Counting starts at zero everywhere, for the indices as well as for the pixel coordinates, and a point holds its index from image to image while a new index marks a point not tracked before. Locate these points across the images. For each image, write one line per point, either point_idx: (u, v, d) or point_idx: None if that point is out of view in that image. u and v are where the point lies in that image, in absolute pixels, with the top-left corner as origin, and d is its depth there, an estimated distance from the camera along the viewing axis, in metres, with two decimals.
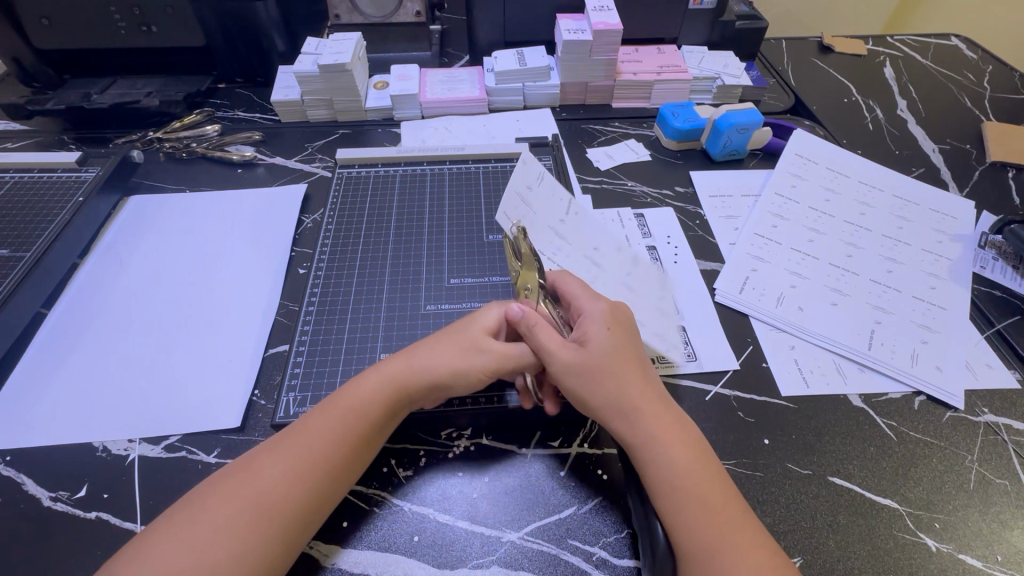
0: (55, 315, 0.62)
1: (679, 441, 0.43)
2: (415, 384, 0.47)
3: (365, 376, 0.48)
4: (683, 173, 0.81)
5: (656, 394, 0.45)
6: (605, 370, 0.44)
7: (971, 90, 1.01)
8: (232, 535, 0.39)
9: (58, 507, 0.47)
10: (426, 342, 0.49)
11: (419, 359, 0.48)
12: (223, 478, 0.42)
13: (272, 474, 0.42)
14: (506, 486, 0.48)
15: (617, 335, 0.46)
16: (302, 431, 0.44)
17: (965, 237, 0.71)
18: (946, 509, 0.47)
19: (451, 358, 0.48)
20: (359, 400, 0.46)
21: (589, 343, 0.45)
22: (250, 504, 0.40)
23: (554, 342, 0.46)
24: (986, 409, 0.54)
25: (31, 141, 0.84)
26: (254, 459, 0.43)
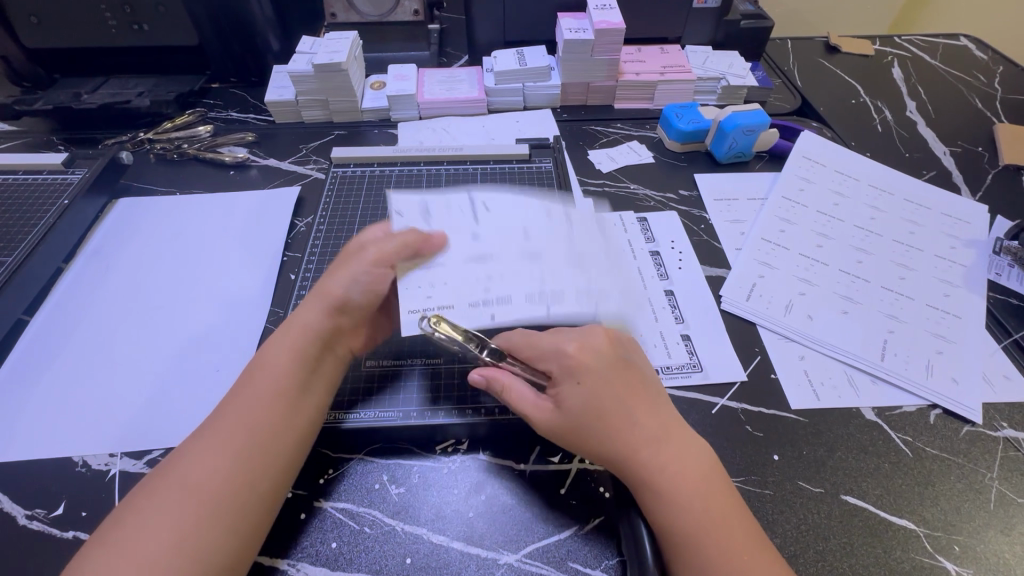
0: (36, 322, 0.60)
1: (674, 479, 0.41)
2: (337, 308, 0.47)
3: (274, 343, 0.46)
4: (686, 176, 0.78)
5: (648, 433, 0.42)
6: (586, 425, 0.42)
7: (981, 91, 0.99)
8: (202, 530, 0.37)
9: (33, 526, 0.45)
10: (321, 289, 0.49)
11: (336, 286, 0.47)
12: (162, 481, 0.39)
13: (223, 459, 0.40)
14: (503, 505, 0.46)
15: (591, 383, 0.43)
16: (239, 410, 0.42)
17: (980, 243, 0.68)
18: (966, 531, 0.45)
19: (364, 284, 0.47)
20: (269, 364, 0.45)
21: (564, 396, 0.43)
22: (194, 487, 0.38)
23: (532, 404, 0.45)
24: (1005, 424, 0.52)
25: (18, 142, 0.82)
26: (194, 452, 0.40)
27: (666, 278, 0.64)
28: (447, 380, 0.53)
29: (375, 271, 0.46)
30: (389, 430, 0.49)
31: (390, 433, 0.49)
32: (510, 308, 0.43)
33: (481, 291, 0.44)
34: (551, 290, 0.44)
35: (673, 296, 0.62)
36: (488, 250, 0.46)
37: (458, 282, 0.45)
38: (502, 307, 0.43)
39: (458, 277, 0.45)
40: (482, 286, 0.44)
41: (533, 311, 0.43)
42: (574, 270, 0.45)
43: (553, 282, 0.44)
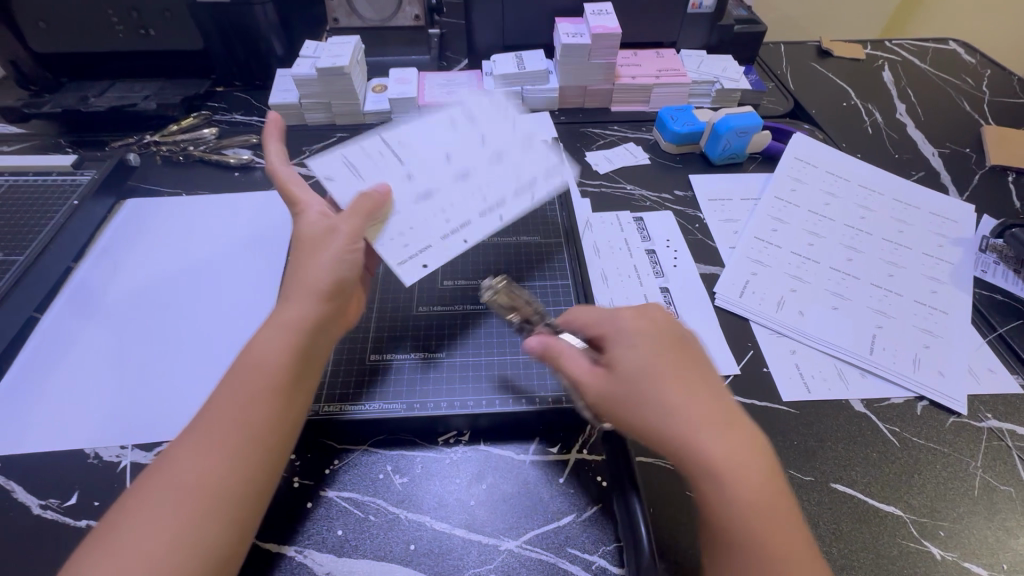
0: (47, 319, 0.61)
1: (732, 461, 0.37)
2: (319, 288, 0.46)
3: (264, 332, 0.44)
4: (682, 176, 0.80)
5: (708, 408, 0.39)
6: (641, 389, 0.40)
7: (969, 94, 1.01)
8: (202, 531, 0.36)
9: (47, 515, 0.46)
10: (299, 265, 0.47)
11: (314, 268, 0.47)
12: (147, 480, 0.37)
13: (223, 458, 0.38)
14: (504, 493, 0.48)
15: (648, 347, 0.42)
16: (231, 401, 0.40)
17: (966, 242, 0.70)
18: (951, 517, 0.46)
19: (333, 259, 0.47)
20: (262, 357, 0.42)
21: (618, 358, 0.42)
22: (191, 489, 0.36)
23: (582, 372, 0.43)
24: (990, 415, 0.53)
25: (27, 144, 0.83)
26: (182, 448, 0.38)
27: (662, 275, 0.65)
28: (447, 372, 0.54)
29: (353, 249, 0.49)
30: (391, 420, 0.50)
31: (392, 424, 0.50)
32: (474, 228, 0.54)
33: (448, 227, 0.53)
34: (489, 208, 0.55)
35: (668, 293, 0.64)
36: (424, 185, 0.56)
37: (425, 227, 0.53)
38: (470, 230, 0.54)
39: (422, 219, 0.53)
40: (448, 224, 0.53)
41: (490, 223, 0.54)
42: (498, 175, 0.58)
43: (489, 198, 0.56)
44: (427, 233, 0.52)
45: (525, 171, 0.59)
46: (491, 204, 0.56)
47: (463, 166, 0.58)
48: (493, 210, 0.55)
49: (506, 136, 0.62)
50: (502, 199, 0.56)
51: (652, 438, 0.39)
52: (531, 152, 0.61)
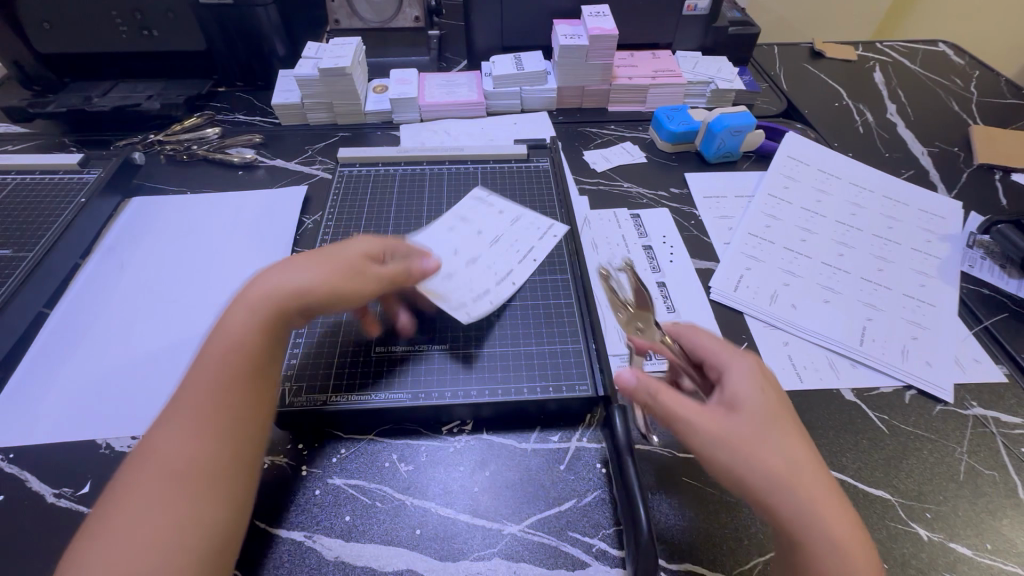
0: (56, 314, 0.62)
1: (847, 532, 0.36)
2: (296, 300, 0.46)
3: (235, 319, 0.44)
4: (677, 174, 0.82)
5: (823, 474, 0.38)
6: (763, 436, 0.38)
7: (958, 94, 1.03)
8: (193, 518, 0.36)
9: (61, 503, 0.48)
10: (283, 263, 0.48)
11: (304, 274, 0.46)
12: (132, 471, 0.37)
13: (205, 441, 0.39)
14: (506, 480, 0.49)
15: (770, 399, 0.41)
16: (212, 385, 0.41)
17: (954, 238, 0.72)
18: (937, 500, 0.48)
19: (333, 275, 0.47)
20: (236, 341, 0.43)
21: (741, 402, 0.40)
22: (176, 473, 0.37)
23: (701, 411, 0.40)
24: (975, 403, 0.55)
25: (32, 143, 0.84)
26: (165, 434, 0.38)
27: (658, 270, 0.67)
28: (451, 364, 0.55)
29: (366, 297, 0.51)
30: (397, 410, 0.51)
31: (398, 414, 0.52)
32: (497, 293, 0.60)
33: (481, 295, 0.59)
34: (503, 278, 0.61)
35: (665, 287, 0.65)
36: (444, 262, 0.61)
37: (463, 297, 0.58)
38: (494, 294, 0.59)
39: (458, 291, 0.58)
40: (480, 292, 0.59)
41: (507, 289, 0.60)
42: (497, 251, 0.63)
43: (500, 270, 0.62)
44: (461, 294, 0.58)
45: (524, 238, 0.65)
46: (507, 274, 0.61)
47: (460, 245, 0.63)
48: (507, 279, 0.61)
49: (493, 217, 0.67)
50: (511, 269, 0.62)
51: (768, 491, 0.37)
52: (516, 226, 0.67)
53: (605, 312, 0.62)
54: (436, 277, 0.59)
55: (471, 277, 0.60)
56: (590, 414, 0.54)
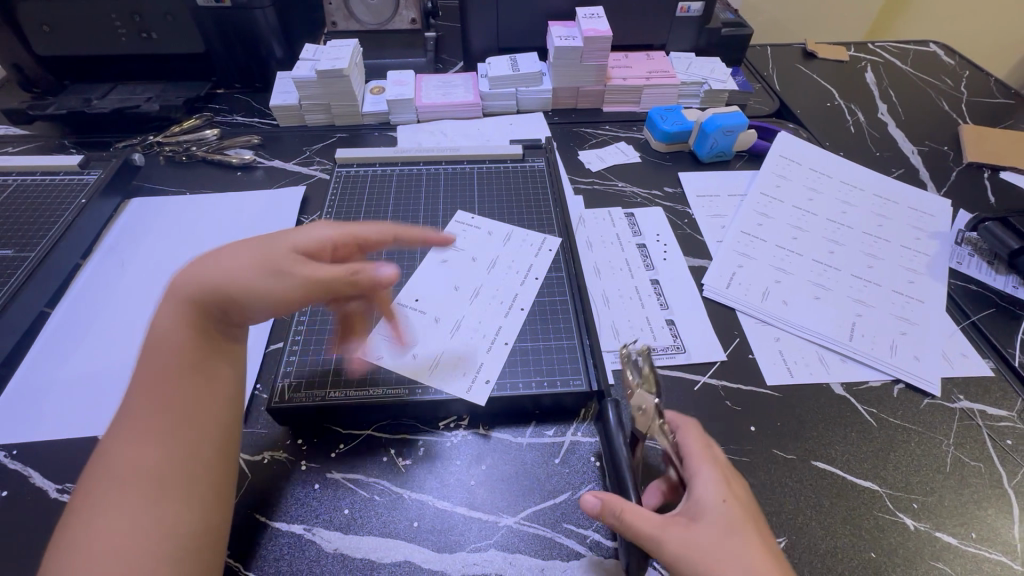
0: (57, 314, 0.63)
1: None
2: (214, 291, 0.43)
3: (169, 317, 0.43)
4: (671, 174, 0.83)
5: None
6: (720, 550, 0.38)
7: (948, 94, 1.04)
8: (166, 521, 0.37)
9: (65, 498, 0.48)
10: (219, 249, 0.45)
11: (222, 265, 0.44)
12: (91, 482, 0.37)
13: (164, 445, 0.39)
14: (502, 474, 0.50)
15: (735, 509, 0.40)
16: (160, 387, 0.41)
17: (943, 235, 0.73)
18: (924, 491, 0.49)
19: (260, 263, 0.44)
20: (180, 342, 0.43)
21: (704, 512, 0.40)
22: (142, 476, 0.37)
23: (657, 525, 0.40)
24: (962, 396, 0.56)
25: (32, 145, 0.85)
26: (112, 440, 0.39)
27: (652, 268, 0.68)
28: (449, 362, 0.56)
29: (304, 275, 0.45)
30: (395, 405, 0.52)
31: (396, 409, 0.52)
32: (508, 329, 0.59)
33: (490, 343, 0.57)
34: (512, 309, 0.61)
35: (658, 284, 0.66)
36: (450, 320, 0.60)
37: (473, 355, 0.56)
38: (505, 331, 0.59)
39: (468, 347, 0.57)
40: (488, 337, 0.58)
41: (518, 319, 0.60)
42: (500, 280, 0.64)
43: (508, 300, 0.62)
44: (474, 354, 0.56)
45: (518, 262, 0.66)
46: (510, 301, 0.62)
47: (459, 279, 0.64)
48: (516, 308, 0.61)
49: (489, 241, 0.69)
50: (517, 296, 0.62)
51: None
52: (510, 245, 0.68)
53: (600, 309, 0.63)
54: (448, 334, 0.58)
55: (481, 322, 0.60)
56: (585, 408, 0.55)
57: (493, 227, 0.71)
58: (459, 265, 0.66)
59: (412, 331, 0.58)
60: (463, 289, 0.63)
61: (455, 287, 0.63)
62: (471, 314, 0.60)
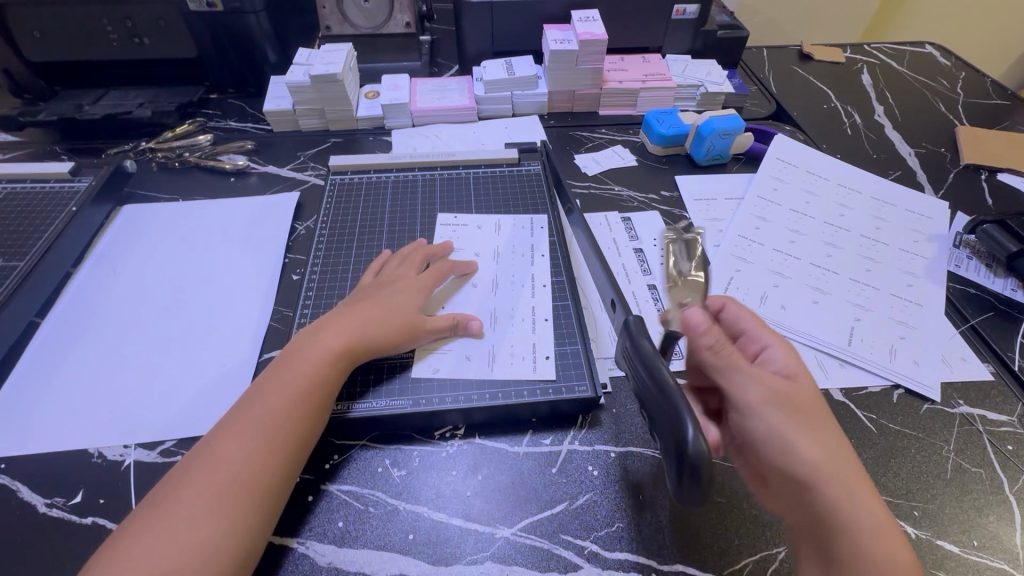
0: (48, 324, 0.62)
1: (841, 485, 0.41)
2: (350, 343, 0.52)
3: (310, 351, 0.50)
4: (668, 177, 0.83)
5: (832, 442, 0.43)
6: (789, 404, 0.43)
7: (945, 95, 1.04)
8: (237, 528, 0.41)
9: (53, 513, 0.47)
10: (357, 310, 0.54)
11: (338, 329, 0.52)
12: (194, 472, 0.43)
13: (254, 458, 0.44)
14: (499, 484, 0.49)
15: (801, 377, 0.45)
16: (268, 408, 0.46)
17: (941, 237, 0.73)
18: (925, 498, 0.49)
19: (391, 328, 0.54)
20: (304, 371, 0.49)
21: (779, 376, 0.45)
22: (231, 481, 0.42)
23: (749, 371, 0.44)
24: (962, 401, 0.56)
25: (23, 152, 0.84)
26: (222, 442, 0.45)
27: (649, 273, 0.68)
28: (446, 370, 0.55)
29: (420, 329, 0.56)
30: (391, 415, 0.51)
31: (391, 420, 0.52)
32: (542, 308, 0.61)
33: (532, 325, 0.59)
34: (540, 288, 0.63)
35: (656, 289, 0.66)
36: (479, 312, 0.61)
37: (523, 340, 0.58)
38: (540, 310, 0.61)
39: (515, 335, 0.58)
40: (527, 320, 0.60)
41: (551, 297, 0.62)
42: (514, 266, 0.66)
43: (529, 283, 0.64)
44: (518, 335, 0.58)
45: (518, 270, 0.65)
46: (531, 283, 0.64)
47: (475, 276, 0.65)
48: (542, 288, 0.63)
49: (485, 238, 0.70)
50: (537, 279, 0.64)
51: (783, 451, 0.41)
52: (504, 234, 0.70)
53: (597, 316, 0.62)
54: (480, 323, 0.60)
55: (512, 302, 0.62)
56: (582, 415, 0.54)
57: (488, 220, 0.72)
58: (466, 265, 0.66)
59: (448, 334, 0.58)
60: (482, 283, 0.64)
61: (473, 285, 0.64)
62: (500, 304, 0.62)
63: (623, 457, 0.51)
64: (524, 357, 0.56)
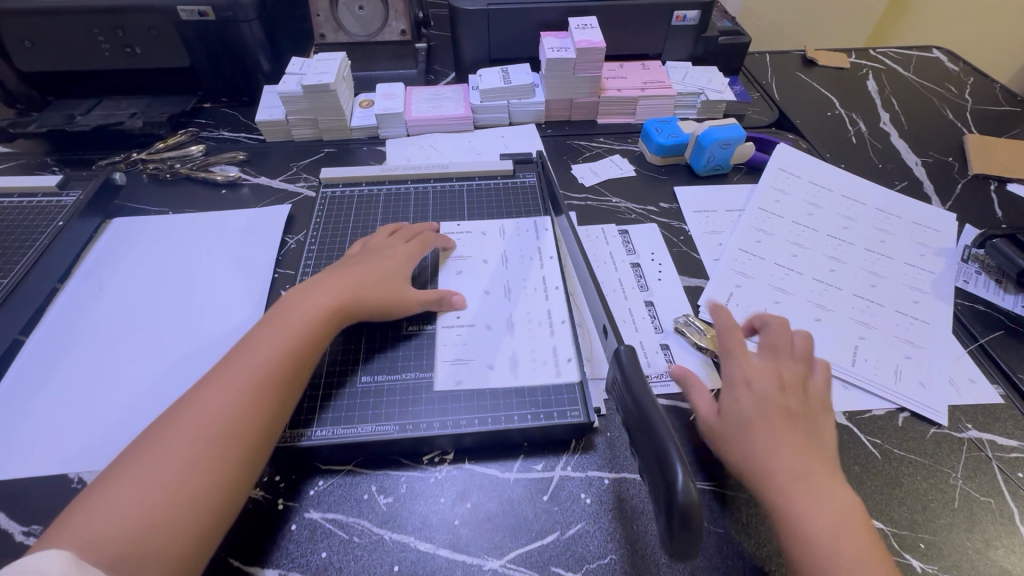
0: (33, 341, 0.61)
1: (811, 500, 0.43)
2: (343, 304, 0.54)
3: (299, 307, 0.53)
4: (667, 188, 0.81)
5: (799, 457, 0.45)
6: (743, 423, 0.47)
7: (952, 102, 1.02)
8: (223, 474, 0.42)
9: (30, 542, 0.46)
10: (347, 276, 0.57)
11: (325, 292, 0.54)
12: (184, 416, 0.44)
13: (242, 407, 0.45)
14: (488, 512, 0.48)
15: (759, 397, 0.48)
16: (260, 358, 0.48)
17: (949, 251, 0.71)
18: (931, 529, 0.47)
19: (384, 293, 0.57)
20: (295, 323, 0.51)
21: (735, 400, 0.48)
22: (221, 427, 0.43)
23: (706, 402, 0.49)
24: (970, 425, 0.54)
25: (14, 163, 0.84)
26: (212, 388, 0.46)
27: (646, 289, 0.66)
28: (436, 393, 0.54)
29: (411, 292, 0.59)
30: (377, 441, 0.50)
31: (377, 446, 0.50)
32: (558, 310, 0.61)
33: (551, 328, 0.59)
34: (558, 292, 0.63)
35: (653, 306, 0.64)
36: (497, 319, 0.60)
37: (542, 343, 0.57)
38: (556, 314, 0.60)
39: (533, 340, 0.58)
40: (545, 323, 0.59)
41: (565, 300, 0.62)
42: (525, 270, 0.65)
43: (541, 288, 0.63)
44: (536, 341, 0.58)
45: (530, 275, 0.65)
46: (544, 286, 0.63)
47: (488, 283, 0.64)
48: (555, 292, 0.63)
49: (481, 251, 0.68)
50: (552, 283, 0.64)
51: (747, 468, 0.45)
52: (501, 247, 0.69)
53: (592, 335, 0.61)
54: (501, 331, 0.59)
55: (531, 307, 0.61)
56: (575, 440, 0.53)
57: (491, 225, 0.71)
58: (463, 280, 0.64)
59: (479, 340, 0.58)
60: (495, 289, 0.63)
61: (488, 292, 0.63)
62: (519, 309, 0.61)
63: (617, 483, 0.49)
64: (544, 365, 0.56)
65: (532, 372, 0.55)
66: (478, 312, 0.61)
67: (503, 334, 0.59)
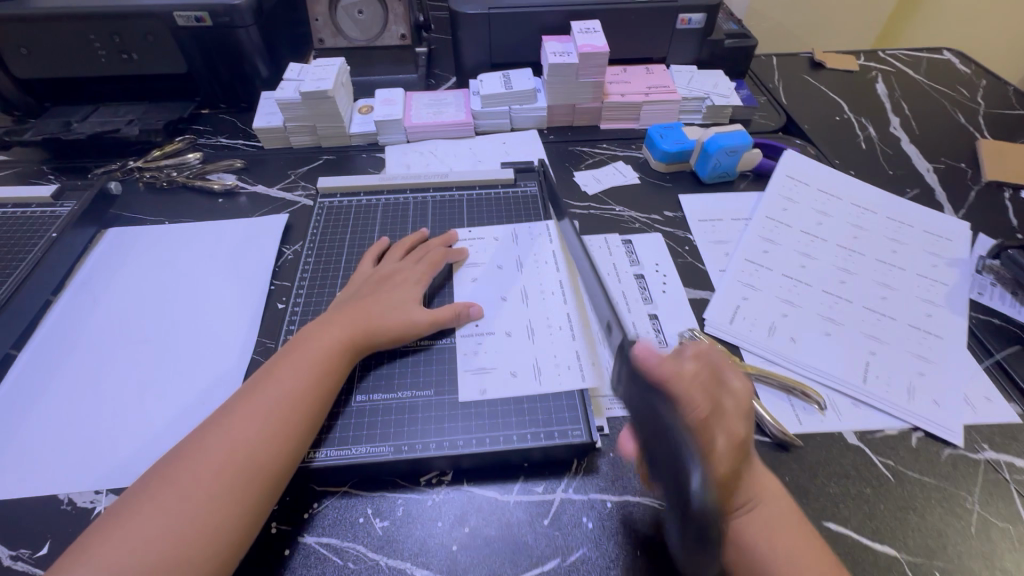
0: (24, 356, 0.60)
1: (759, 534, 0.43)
2: (360, 333, 0.54)
3: (320, 338, 0.52)
4: (671, 196, 0.79)
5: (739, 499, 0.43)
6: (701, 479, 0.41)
7: (964, 106, 1.00)
8: (241, 507, 0.41)
9: (17, 566, 0.45)
10: (365, 303, 0.56)
11: (342, 322, 0.54)
12: (210, 443, 0.44)
13: (265, 439, 0.44)
14: (487, 537, 0.46)
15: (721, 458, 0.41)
16: (285, 389, 0.48)
17: (962, 262, 0.69)
18: (947, 557, 0.45)
19: (400, 318, 0.56)
20: (316, 356, 0.51)
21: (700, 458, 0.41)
22: (246, 458, 0.43)
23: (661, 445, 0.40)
24: (987, 446, 0.52)
25: (11, 171, 0.83)
26: (238, 418, 0.45)
27: (650, 301, 0.64)
28: (435, 412, 0.52)
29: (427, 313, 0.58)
30: (372, 463, 0.49)
31: (373, 467, 0.49)
32: (576, 314, 0.60)
33: (571, 332, 0.58)
34: (575, 296, 0.62)
35: (657, 319, 0.62)
36: (518, 325, 0.59)
37: (564, 349, 0.57)
38: (574, 319, 0.60)
39: (554, 346, 0.57)
40: (565, 328, 0.59)
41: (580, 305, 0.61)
42: (536, 277, 0.64)
43: (556, 295, 0.62)
44: (555, 347, 0.57)
45: (545, 279, 0.64)
46: (560, 290, 0.63)
47: (503, 289, 0.63)
48: (568, 299, 0.62)
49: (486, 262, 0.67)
50: (566, 288, 0.63)
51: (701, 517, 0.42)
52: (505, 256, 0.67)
53: None
54: (521, 337, 0.58)
55: (549, 312, 0.61)
56: (576, 460, 0.51)
57: (499, 231, 0.70)
58: (467, 292, 0.63)
59: (500, 349, 0.57)
60: (511, 296, 0.62)
61: (505, 301, 0.62)
62: (539, 314, 0.60)
63: (620, 507, 0.48)
64: (565, 373, 0.55)
65: (556, 378, 0.54)
66: (496, 320, 0.60)
67: (524, 340, 0.58)
